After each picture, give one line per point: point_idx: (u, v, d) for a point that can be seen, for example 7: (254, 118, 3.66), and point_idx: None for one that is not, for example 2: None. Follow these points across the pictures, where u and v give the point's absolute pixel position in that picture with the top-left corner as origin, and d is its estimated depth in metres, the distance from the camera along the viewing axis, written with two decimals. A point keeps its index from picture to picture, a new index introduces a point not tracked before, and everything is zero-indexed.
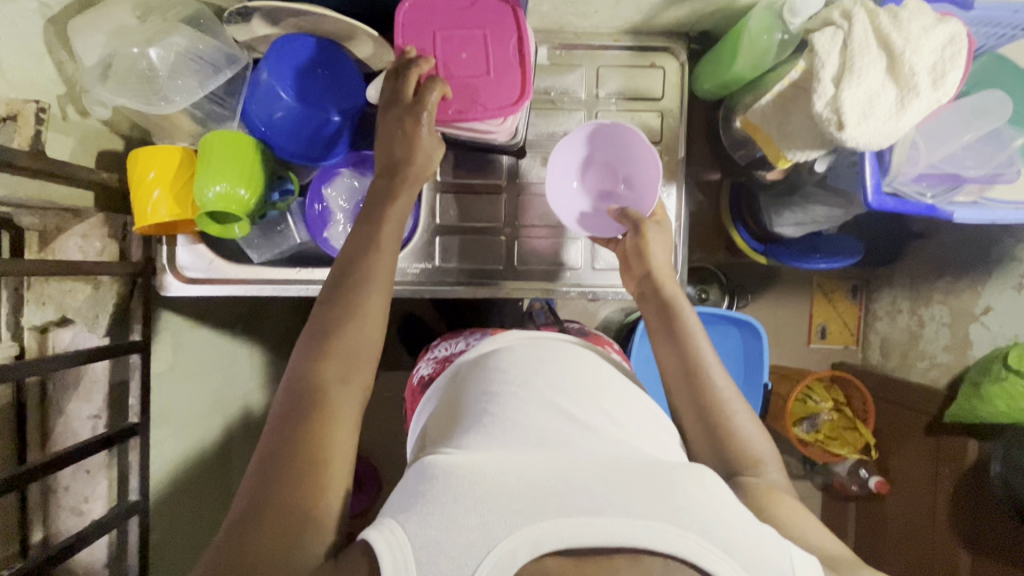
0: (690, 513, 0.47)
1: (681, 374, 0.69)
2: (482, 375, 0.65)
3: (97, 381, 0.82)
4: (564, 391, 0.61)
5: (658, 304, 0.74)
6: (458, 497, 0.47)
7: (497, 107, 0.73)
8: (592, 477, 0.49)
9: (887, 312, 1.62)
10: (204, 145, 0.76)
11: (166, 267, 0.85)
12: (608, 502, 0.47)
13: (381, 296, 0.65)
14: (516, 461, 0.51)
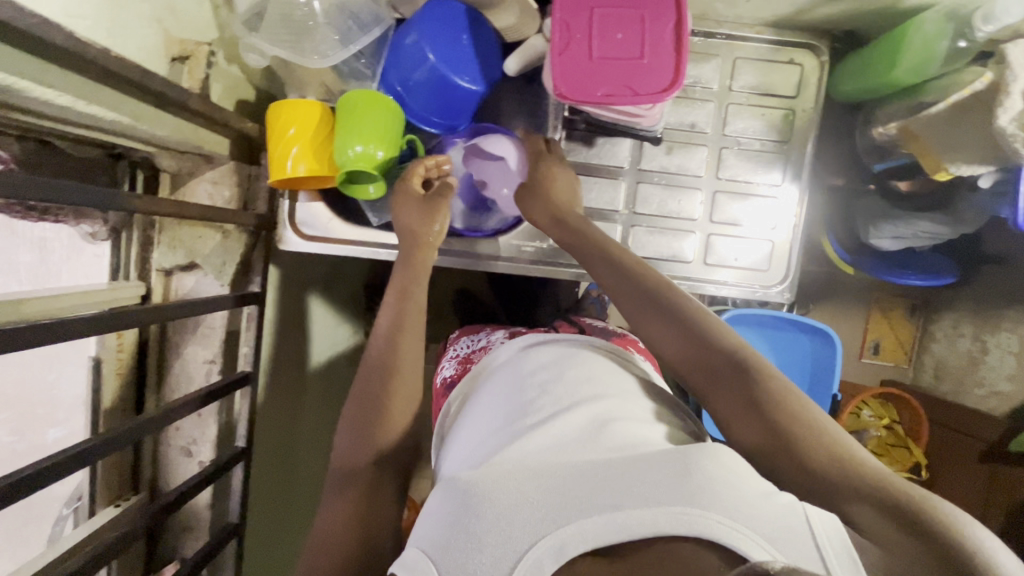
0: (710, 491, 0.42)
1: (635, 297, 0.63)
2: (495, 384, 0.63)
3: (214, 328, 0.83)
4: (574, 385, 0.57)
5: (610, 253, 0.68)
6: (479, 512, 0.44)
7: (648, 94, 0.70)
8: (607, 472, 0.46)
9: (947, 335, 1.61)
10: (342, 104, 0.75)
11: (286, 222, 0.85)
12: (628, 495, 0.43)
13: (405, 337, 0.67)
14: (528, 465, 0.48)
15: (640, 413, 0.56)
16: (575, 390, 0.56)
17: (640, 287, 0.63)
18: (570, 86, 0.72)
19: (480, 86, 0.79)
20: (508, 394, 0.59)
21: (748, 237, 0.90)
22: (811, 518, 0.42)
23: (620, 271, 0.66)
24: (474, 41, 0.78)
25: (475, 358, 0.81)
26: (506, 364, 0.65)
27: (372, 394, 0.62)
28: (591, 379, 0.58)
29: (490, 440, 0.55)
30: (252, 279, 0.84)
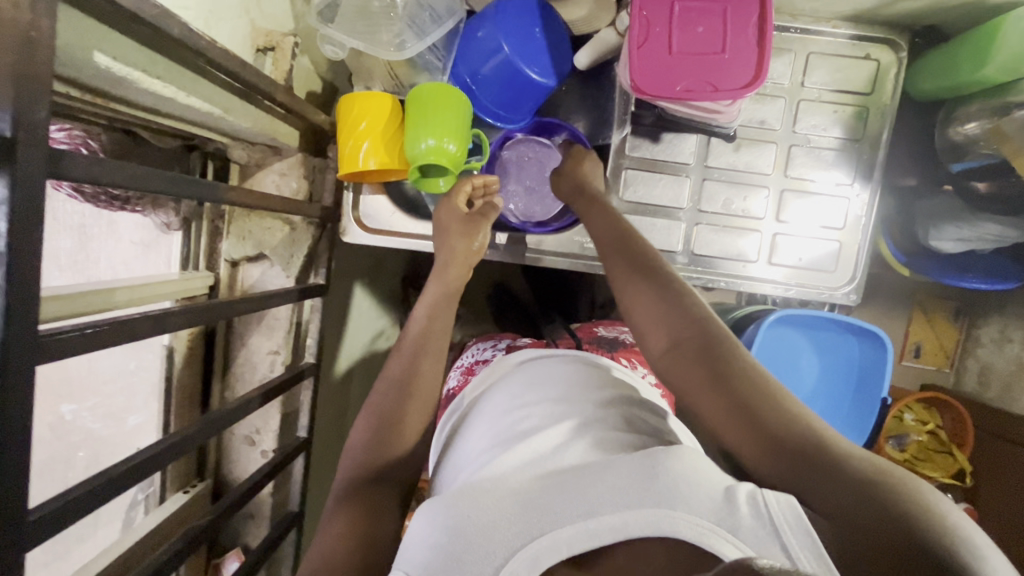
0: (674, 486, 0.42)
1: (636, 279, 0.63)
2: (488, 409, 0.63)
3: (279, 319, 0.83)
4: (556, 402, 0.58)
5: (618, 237, 0.68)
6: (456, 520, 0.44)
7: (729, 90, 0.69)
8: (582, 478, 0.45)
9: (994, 340, 1.54)
10: (413, 98, 0.75)
11: (350, 215, 0.85)
12: (601, 499, 0.43)
13: (431, 359, 0.65)
14: (502, 476, 0.48)
15: (621, 421, 0.55)
16: (557, 407, 0.57)
17: (642, 271, 0.63)
18: (648, 81, 0.70)
19: (551, 80, 0.78)
20: (501, 414, 0.60)
21: (814, 237, 0.88)
22: (765, 506, 0.39)
23: (626, 255, 0.66)
24: (547, 34, 0.77)
25: (478, 369, 0.87)
26: (502, 390, 0.66)
27: (389, 403, 0.61)
28: (581, 393, 0.59)
29: (477, 459, 0.55)
30: (316, 270, 0.84)
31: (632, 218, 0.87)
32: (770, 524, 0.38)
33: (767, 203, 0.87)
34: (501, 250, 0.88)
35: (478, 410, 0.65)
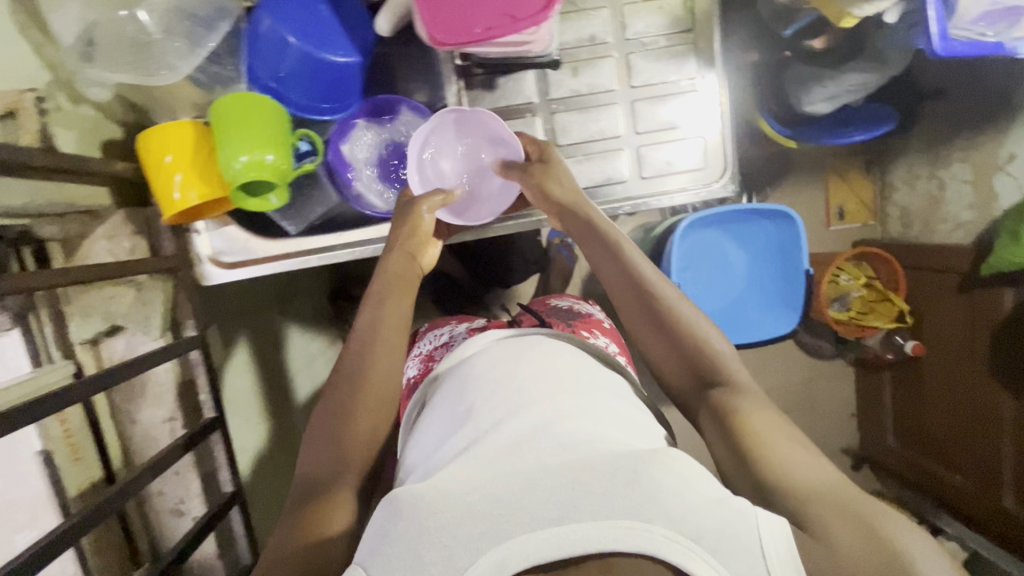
0: (657, 501, 0.41)
1: (634, 295, 0.66)
2: (454, 394, 0.63)
3: (163, 384, 0.79)
4: (523, 391, 0.56)
5: (623, 263, 0.68)
6: (420, 530, 0.41)
7: (528, 16, 0.64)
8: (555, 479, 0.43)
9: (904, 181, 1.69)
10: (215, 116, 0.69)
11: (201, 257, 0.78)
12: (575, 505, 0.41)
13: (382, 364, 0.65)
14: (477, 474, 0.47)
15: (594, 418, 0.55)
16: (523, 398, 0.56)
17: (639, 286, 0.66)
18: (448, 31, 0.66)
19: (354, 58, 0.72)
20: (471, 407, 0.58)
21: (678, 139, 0.86)
22: (756, 528, 0.41)
23: (629, 279, 0.66)
24: (334, 9, 0.70)
25: (438, 355, 0.82)
26: (467, 374, 0.64)
27: (343, 404, 0.62)
28: (552, 388, 0.58)
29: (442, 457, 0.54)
30: (185, 325, 0.79)
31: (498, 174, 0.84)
32: (758, 545, 0.40)
33: (622, 118, 0.85)
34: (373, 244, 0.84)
35: (448, 397, 0.63)
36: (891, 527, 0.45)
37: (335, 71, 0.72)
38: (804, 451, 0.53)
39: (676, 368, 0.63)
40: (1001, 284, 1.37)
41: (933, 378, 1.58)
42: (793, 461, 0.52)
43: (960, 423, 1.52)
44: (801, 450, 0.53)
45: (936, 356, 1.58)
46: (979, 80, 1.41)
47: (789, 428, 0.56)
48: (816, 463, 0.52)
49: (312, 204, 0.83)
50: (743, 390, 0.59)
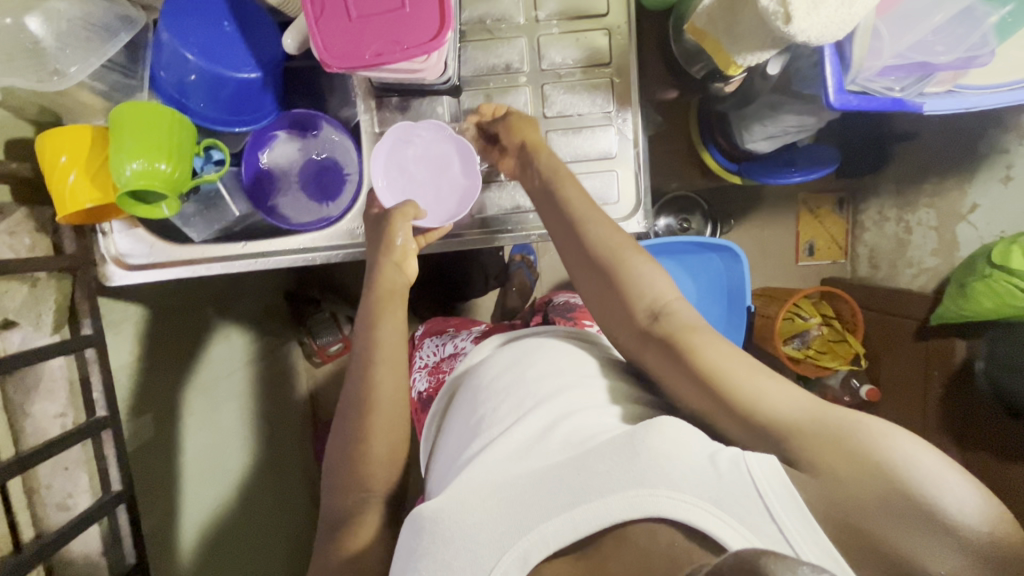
0: (649, 469, 0.51)
1: (593, 266, 0.70)
2: (472, 393, 0.73)
3: (55, 380, 0.80)
4: (534, 389, 0.66)
5: (574, 232, 0.72)
6: (446, 541, 0.54)
7: (417, 45, 0.64)
8: (563, 473, 0.54)
9: (875, 221, 1.66)
10: (113, 121, 0.69)
11: (105, 257, 0.82)
12: (583, 491, 0.52)
13: (384, 384, 0.72)
14: (495, 477, 0.58)
15: (595, 400, 0.64)
16: (535, 396, 0.65)
17: (595, 256, 0.70)
18: (337, 56, 0.65)
19: (256, 73, 0.74)
20: (479, 411, 0.68)
21: (591, 171, 0.85)
22: (747, 475, 0.48)
23: (590, 255, 0.71)
24: (238, 26, 0.73)
25: (444, 365, 0.91)
26: (479, 376, 0.74)
27: (351, 436, 0.71)
28: (554, 377, 0.67)
29: (466, 451, 0.65)
30: (82, 322, 0.81)
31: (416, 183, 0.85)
32: (754, 495, 0.46)
33: None
34: (274, 255, 0.85)
35: (464, 398, 0.74)
36: (857, 441, 0.47)
37: (238, 84, 0.74)
38: (773, 380, 0.55)
39: (625, 318, 0.67)
40: (953, 334, 1.33)
41: (887, 423, 1.56)
42: (766, 393, 0.54)
43: None
44: (778, 395, 0.53)
45: (891, 402, 1.54)
46: (948, 125, 1.39)
47: (754, 365, 0.58)
48: (783, 388, 0.54)
49: (219, 212, 0.86)
50: (686, 323, 0.63)
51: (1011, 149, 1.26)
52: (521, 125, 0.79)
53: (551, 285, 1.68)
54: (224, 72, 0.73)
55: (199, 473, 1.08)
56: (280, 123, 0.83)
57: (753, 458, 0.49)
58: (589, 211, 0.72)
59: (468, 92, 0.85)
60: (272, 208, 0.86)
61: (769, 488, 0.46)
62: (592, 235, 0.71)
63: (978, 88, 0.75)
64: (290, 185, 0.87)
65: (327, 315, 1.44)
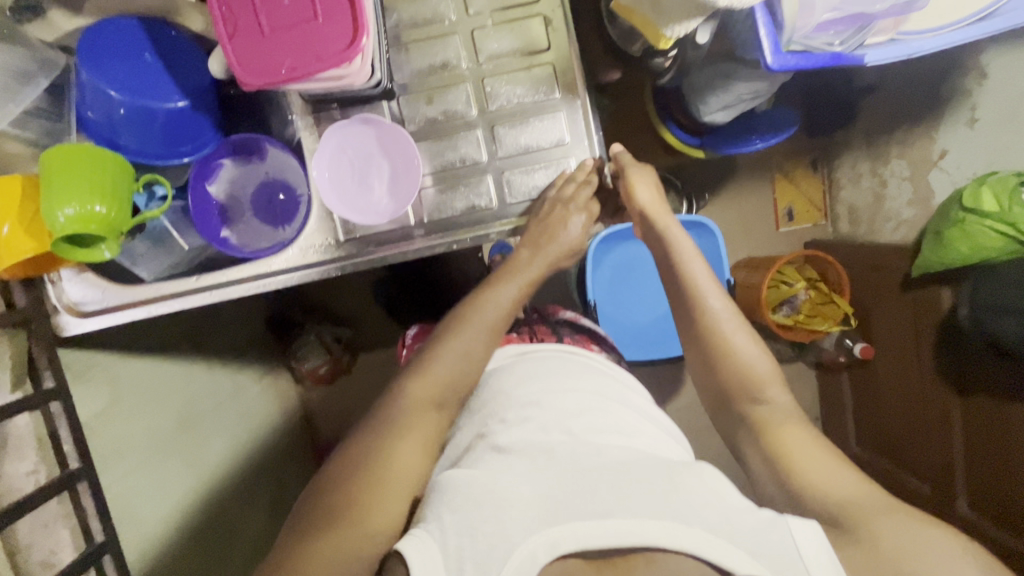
0: (692, 509, 0.55)
1: (682, 305, 0.74)
2: (489, 392, 0.74)
3: (24, 438, 0.79)
4: (563, 401, 0.69)
5: (667, 268, 0.77)
6: (475, 516, 0.54)
7: (332, 55, 0.62)
8: (599, 483, 0.58)
9: (849, 179, 1.64)
10: (42, 166, 0.68)
11: (59, 305, 0.81)
12: (618, 505, 0.55)
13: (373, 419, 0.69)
14: (525, 471, 0.60)
15: (623, 430, 0.67)
16: (565, 409, 0.68)
17: (688, 299, 0.74)
18: (252, 73, 0.63)
19: (184, 102, 0.74)
20: (500, 409, 0.69)
21: (543, 161, 0.84)
22: (792, 538, 0.53)
23: (684, 299, 0.74)
24: (160, 57, 0.72)
25: None
26: (499, 376, 0.75)
27: None
28: (579, 394, 0.70)
29: (481, 442, 0.67)
30: (44, 375, 0.80)
31: (362, 171, 0.81)
32: (797, 552, 0.52)
33: (482, 143, 0.83)
34: (228, 285, 0.83)
35: (473, 399, 0.75)
36: (904, 524, 0.52)
37: (168, 115, 0.73)
38: (834, 469, 0.59)
39: (720, 393, 0.70)
40: (938, 283, 1.31)
41: (884, 379, 1.54)
42: (814, 468, 0.60)
43: (914, 427, 1.47)
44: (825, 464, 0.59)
45: (886, 358, 1.53)
46: (907, 75, 1.38)
47: (815, 440, 0.63)
48: (838, 473, 0.59)
49: (167, 248, 0.85)
50: (780, 411, 0.67)
51: (972, 90, 1.24)
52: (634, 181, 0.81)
53: None
54: (151, 105, 0.72)
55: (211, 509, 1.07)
56: (223, 150, 0.81)
57: (796, 524, 0.53)
58: (706, 279, 0.73)
59: (410, 95, 0.83)
60: (224, 239, 0.83)
61: (814, 556, 0.52)
62: (693, 281, 0.74)
63: (921, 33, 0.74)
64: (243, 212, 0.86)
65: (314, 338, 1.45)
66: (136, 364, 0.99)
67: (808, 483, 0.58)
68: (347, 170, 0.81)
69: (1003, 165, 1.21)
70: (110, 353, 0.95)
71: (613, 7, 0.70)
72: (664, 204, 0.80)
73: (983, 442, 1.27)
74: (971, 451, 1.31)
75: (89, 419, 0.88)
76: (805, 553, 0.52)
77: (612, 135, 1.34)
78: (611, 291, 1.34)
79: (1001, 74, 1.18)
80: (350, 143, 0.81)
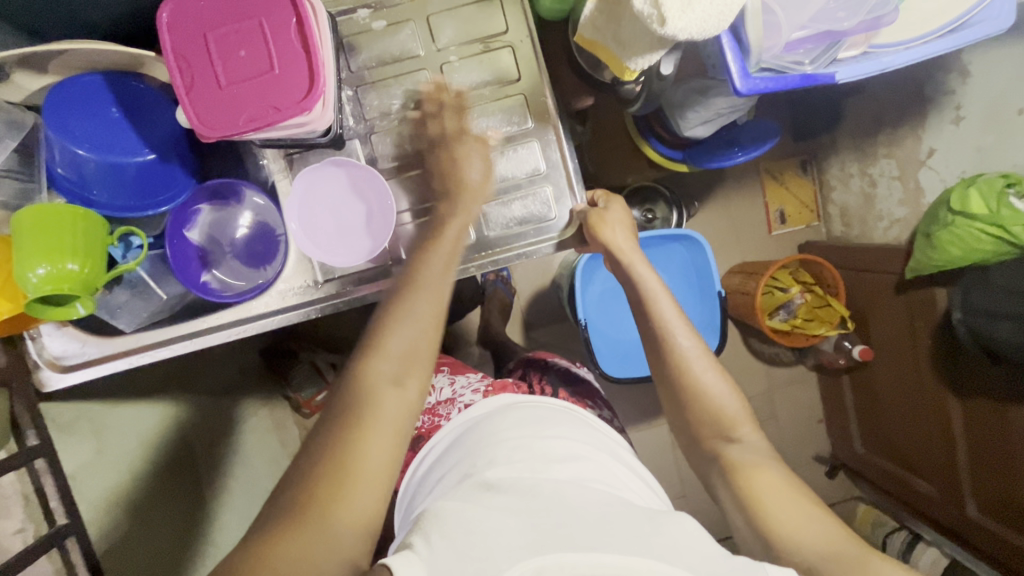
0: (672, 553, 0.54)
1: (655, 343, 0.73)
2: (476, 440, 0.73)
3: (9, 496, 0.79)
4: (549, 447, 0.69)
5: (636, 301, 0.75)
6: (458, 542, 0.52)
7: (291, 105, 0.62)
8: (586, 521, 0.56)
9: (839, 180, 1.63)
10: (13, 229, 0.68)
11: (39, 361, 0.79)
12: (601, 541, 0.53)
13: None
14: (512, 506, 0.58)
15: (606, 479, 0.66)
16: (550, 453, 0.67)
17: (657, 337, 0.72)
18: (212, 126, 0.63)
19: (153, 154, 0.75)
20: (490, 450, 0.69)
21: (518, 192, 0.83)
22: None
23: (654, 337, 0.72)
24: (127, 111, 0.73)
25: (442, 410, 0.88)
26: (486, 424, 0.75)
27: None
28: (569, 447, 0.69)
29: (465, 481, 0.65)
30: (26, 433, 0.80)
31: (332, 209, 0.80)
32: None
33: None
34: (206, 331, 0.82)
35: (461, 446, 0.74)
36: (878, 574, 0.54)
37: (138, 168, 0.74)
38: (805, 511, 0.61)
39: (690, 432, 0.71)
40: (931, 284, 1.29)
41: (883, 381, 1.53)
42: (785, 511, 0.61)
43: (915, 429, 1.45)
44: (801, 517, 0.60)
45: (884, 361, 1.51)
46: (891, 74, 1.37)
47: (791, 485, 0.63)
48: (810, 515, 0.61)
49: (148, 297, 0.84)
50: (750, 451, 0.67)
51: (956, 89, 1.23)
52: (601, 223, 0.78)
53: (526, 298, 1.66)
54: (119, 159, 0.72)
55: (207, 552, 1.07)
56: (198, 196, 0.81)
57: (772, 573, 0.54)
58: (673, 315, 0.72)
59: (383, 132, 0.83)
60: (204, 284, 0.82)
61: None
62: (660, 316, 0.72)
63: (893, 46, 0.73)
64: (223, 254, 0.86)
65: (307, 366, 1.40)
66: (126, 412, 0.98)
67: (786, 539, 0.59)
68: (320, 212, 0.80)
69: (991, 163, 1.20)
70: (98, 403, 0.95)
71: (577, 39, 0.70)
72: (631, 238, 0.78)
73: (985, 443, 1.25)
74: (973, 453, 1.29)
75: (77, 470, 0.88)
76: None
77: (596, 150, 1.34)
78: (602, 307, 1.33)
79: (984, 72, 1.17)
80: (319, 186, 0.80)
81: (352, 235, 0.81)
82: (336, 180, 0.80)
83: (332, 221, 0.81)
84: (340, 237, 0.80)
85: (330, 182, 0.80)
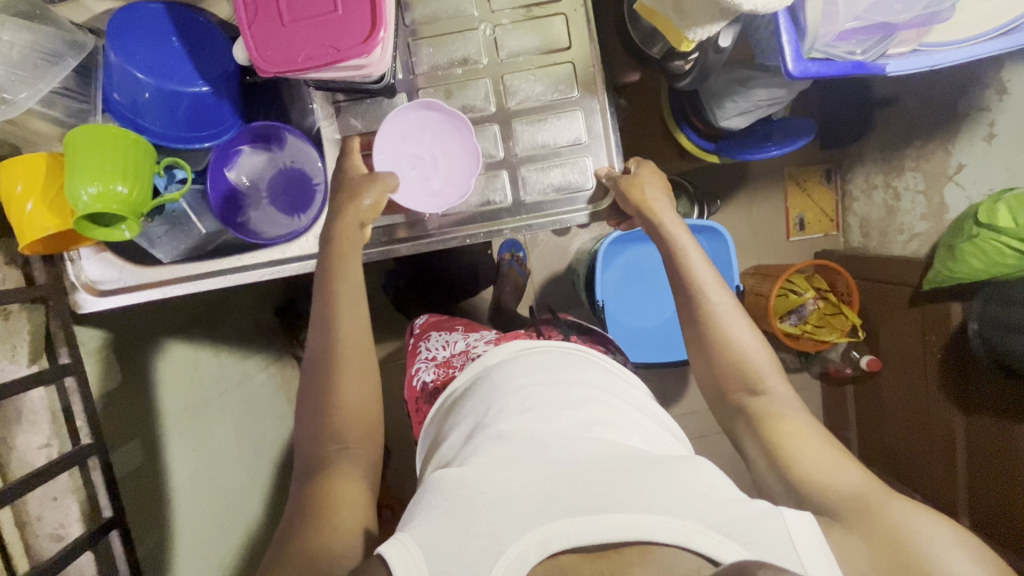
0: (687, 501, 0.55)
1: (684, 312, 0.74)
2: (489, 387, 0.74)
3: (37, 411, 0.81)
4: (560, 396, 0.70)
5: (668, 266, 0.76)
6: (466, 510, 0.55)
7: (351, 46, 0.64)
8: (596, 478, 0.57)
9: (863, 191, 1.63)
10: (67, 145, 0.69)
11: (76, 283, 0.81)
12: (610, 501, 0.54)
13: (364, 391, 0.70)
14: (521, 464, 0.60)
15: (618, 426, 0.67)
16: (562, 406, 0.68)
17: (691, 301, 0.73)
18: (272, 61, 0.65)
19: (207, 87, 0.75)
20: (501, 402, 0.70)
21: (557, 161, 0.84)
22: (786, 528, 0.54)
23: (687, 307, 0.74)
24: (186, 42, 0.74)
25: (455, 361, 0.87)
26: (498, 372, 0.76)
27: (313, 433, 0.69)
28: (581, 395, 0.70)
29: (478, 435, 0.67)
30: (59, 351, 0.82)
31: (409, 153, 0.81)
32: (790, 543, 0.53)
33: (497, 140, 0.84)
34: (239, 270, 0.84)
35: (474, 394, 0.75)
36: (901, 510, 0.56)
37: (192, 100, 0.75)
38: (830, 456, 0.62)
39: (716, 387, 0.72)
40: (948, 298, 1.30)
41: (888, 392, 1.54)
42: (814, 458, 0.62)
43: (918, 441, 1.46)
44: (823, 456, 0.62)
45: (892, 372, 1.52)
46: (926, 87, 1.37)
47: (819, 438, 0.65)
48: (837, 462, 0.62)
49: (185, 232, 0.86)
50: (777, 402, 0.69)
51: (992, 105, 1.23)
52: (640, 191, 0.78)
53: (541, 280, 1.67)
54: (175, 89, 0.74)
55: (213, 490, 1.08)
56: (244, 136, 0.82)
57: (790, 514, 0.55)
58: (709, 276, 0.73)
59: (430, 89, 0.84)
60: (241, 224, 0.84)
61: (806, 543, 0.53)
62: (696, 279, 0.73)
63: (944, 45, 0.73)
64: (259, 199, 0.86)
65: None
66: (150, 346, 1.00)
67: (810, 480, 0.61)
68: (403, 157, 0.81)
69: (1019, 181, 1.20)
70: (124, 334, 0.96)
71: (638, 8, 0.72)
72: (670, 204, 0.78)
73: (988, 457, 1.26)
74: (974, 465, 1.30)
75: (101, 395, 0.90)
76: (801, 545, 0.53)
77: (627, 136, 1.35)
78: (617, 289, 1.34)
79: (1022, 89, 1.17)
80: (400, 132, 0.81)
81: (435, 177, 0.82)
82: (410, 124, 0.81)
83: (413, 165, 0.82)
84: (424, 181, 0.82)
85: (405, 128, 0.81)
